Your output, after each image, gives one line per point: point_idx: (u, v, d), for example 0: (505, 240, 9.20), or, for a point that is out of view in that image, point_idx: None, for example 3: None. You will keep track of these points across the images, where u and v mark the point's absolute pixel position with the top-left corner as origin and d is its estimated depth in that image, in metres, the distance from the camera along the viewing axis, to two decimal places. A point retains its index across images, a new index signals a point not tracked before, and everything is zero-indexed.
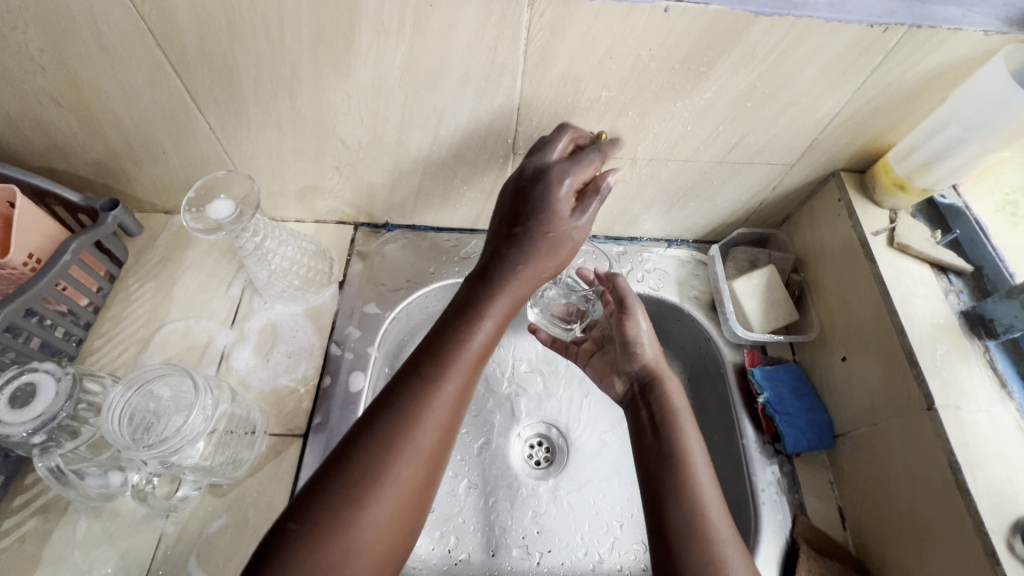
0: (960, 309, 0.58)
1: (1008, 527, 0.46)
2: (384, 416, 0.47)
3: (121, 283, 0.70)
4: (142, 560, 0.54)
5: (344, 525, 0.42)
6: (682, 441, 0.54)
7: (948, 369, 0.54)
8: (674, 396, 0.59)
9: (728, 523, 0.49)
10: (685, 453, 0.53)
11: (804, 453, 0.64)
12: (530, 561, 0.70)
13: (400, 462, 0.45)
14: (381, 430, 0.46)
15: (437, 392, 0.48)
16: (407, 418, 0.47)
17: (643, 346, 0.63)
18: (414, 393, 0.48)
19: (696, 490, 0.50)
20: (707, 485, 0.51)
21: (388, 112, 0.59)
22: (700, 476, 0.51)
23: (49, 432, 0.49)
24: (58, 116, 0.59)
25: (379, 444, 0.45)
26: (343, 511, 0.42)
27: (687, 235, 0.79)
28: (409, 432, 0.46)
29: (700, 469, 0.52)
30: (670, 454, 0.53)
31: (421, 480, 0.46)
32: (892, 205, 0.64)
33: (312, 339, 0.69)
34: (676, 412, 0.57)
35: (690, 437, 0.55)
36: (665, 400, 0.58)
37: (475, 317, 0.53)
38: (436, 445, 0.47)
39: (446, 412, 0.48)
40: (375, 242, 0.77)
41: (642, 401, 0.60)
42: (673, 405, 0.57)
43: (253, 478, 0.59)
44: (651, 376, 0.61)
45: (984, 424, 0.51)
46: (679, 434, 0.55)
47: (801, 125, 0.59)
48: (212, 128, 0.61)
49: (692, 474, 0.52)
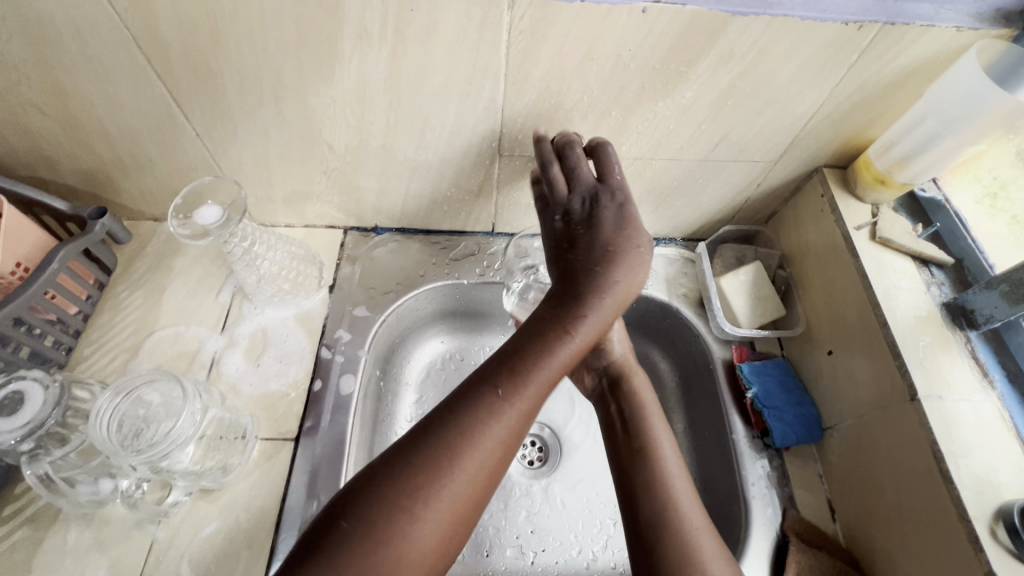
0: (941, 300, 0.59)
1: (992, 514, 0.47)
2: (452, 423, 0.43)
3: (110, 291, 0.70)
4: (134, 567, 0.54)
5: (395, 533, 0.38)
6: (654, 435, 0.55)
7: (930, 360, 0.55)
8: (641, 390, 0.61)
9: (696, 503, 0.50)
10: (655, 448, 0.54)
11: (792, 447, 0.65)
12: (525, 561, 0.70)
13: (462, 475, 0.41)
14: (450, 435, 0.42)
15: (510, 407, 0.44)
16: (476, 426, 0.43)
17: (612, 342, 0.64)
18: (483, 405, 0.44)
19: (665, 483, 0.51)
20: (678, 475, 0.52)
21: (374, 115, 0.59)
22: (672, 470, 0.52)
23: (37, 439, 0.49)
24: (44, 125, 0.59)
25: (445, 452, 0.41)
26: (395, 518, 0.38)
27: (675, 233, 0.80)
28: (479, 443, 0.42)
29: (669, 459, 0.53)
30: (638, 449, 0.55)
31: (478, 498, 0.42)
32: (874, 200, 0.65)
33: (303, 344, 0.69)
34: (645, 411, 0.58)
35: (658, 427, 0.56)
36: (632, 394, 0.60)
37: (563, 330, 0.48)
38: (498, 461, 0.43)
39: (517, 429, 0.44)
40: (364, 246, 0.77)
41: (614, 398, 0.62)
42: (644, 403, 0.59)
43: (245, 483, 0.59)
44: (622, 372, 0.63)
45: (966, 413, 0.52)
46: (649, 430, 0.56)
47: (782, 122, 0.60)
48: (199, 135, 0.62)
49: (662, 465, 0.52)
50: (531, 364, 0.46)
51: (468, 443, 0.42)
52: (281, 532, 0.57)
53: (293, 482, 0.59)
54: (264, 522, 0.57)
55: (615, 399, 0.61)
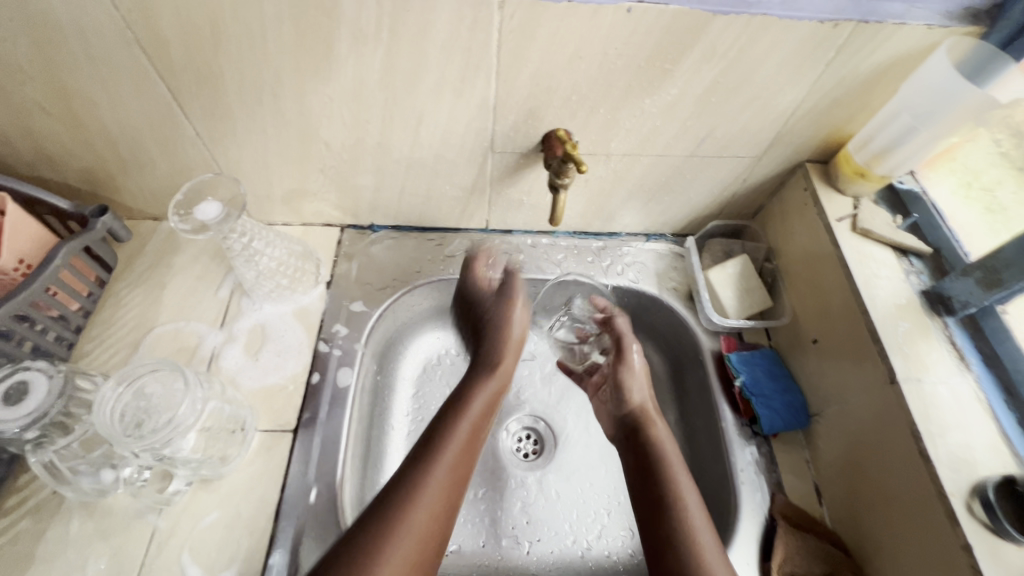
0: (920, 288, 0.61)
1: (968, 490, 0.48)
2: (389, 497, 0.52)
3: (111, 288, 0.71)
4: (136, 557, 0.55)
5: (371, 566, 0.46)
6: (678, 485, 0.58)
7: (909, 345, 0.56)
8: (662, 437, 0.63)
9: (716, 543, 0.53)
10: (680, 498, 0.56)
11: (780, 433, 0.67)
12: (520, 550, 0.71)
13: (415, 516, 0.51)
14: (391, 509, 0.50)
15: (434, 465, 0.55)
16: (410, 489, 0.52)
17: (631, 391, 0.68)
18: (426, 468, 0.54)
19: (691, 532, 0.53)
20: (702, 527, 0.54)
21: (369, 114, 0.61)
22: (697, 522, 0.54)
23: (43, 428, 0.50)
24: (47, 125, 0.60)
25: (392, 508, 0.51)
26: (363, 567, 0.46)
27: (664, 229, 0.82)
28: (425, 487, 0.53)
29: (692, 504, 0.56)
30: (663, 493, 0.57)
31: (437, 525, 0.52)
32: (855, 192, 0.67)
33: (301, 338, 0.70)
34: (667, 460, 0.60)
35: (681, 477, 0.58)
36: (653, 440, 0.63)
37: (459, 408, 0.60)
38: (442, 502, 0.53)
39: (444, 484, 0.54)
40: (361, 243, 0.79)
41: (635, 446, 0.64)
42: (665, 451, 0.61)
43: (245, 473, 0.60)
44: (643, 419, 0.66)
45: (943, 394, 0.54)
46: (674, 481, 0.58)
47: (765, 118, 0.62)
48: (199, 134, 0.63)
49: (686, 518, 0.55)
50: (447, 430, 0.58)
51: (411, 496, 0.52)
52: (282, 519, 0.58)
53: (292, 471, 0.60)
54: (264, 511, 0.58)
55: (637, 445, 0.64)
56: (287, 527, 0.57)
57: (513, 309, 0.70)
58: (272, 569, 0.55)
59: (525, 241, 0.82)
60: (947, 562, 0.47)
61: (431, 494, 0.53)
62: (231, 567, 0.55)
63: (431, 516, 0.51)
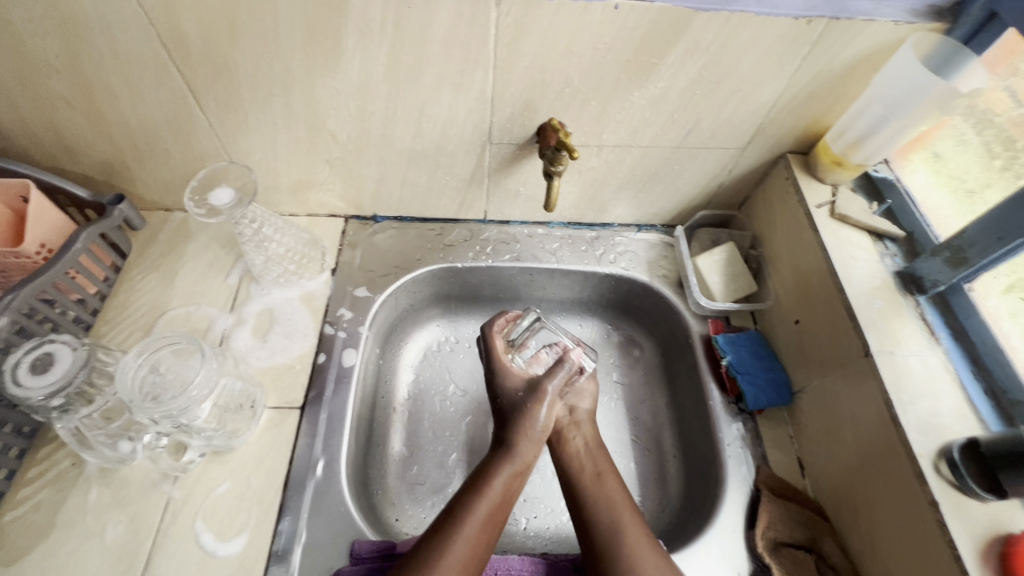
0: (894, 269, 0.65)
1: (935, 452, 0.52)
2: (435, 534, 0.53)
3: (126, 274, 0.75)
4: (151, 524, 0.58)
5: None
6: (604, 486, 0.61)
7: (883, 321, 0.60)
8: (586, 430, 0.68)
9: (642, 532, 0.56)
10: (609, 497, 0.60)
11: (765, 410, 0.70)
12: (518, 526, 0.74)
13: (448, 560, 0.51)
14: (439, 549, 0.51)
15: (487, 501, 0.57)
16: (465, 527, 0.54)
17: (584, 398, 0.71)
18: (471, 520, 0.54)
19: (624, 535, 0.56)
20: (631, 525, 0.57)
21: (374, 106, 0.65)
22: (626, 525, 0.57)
23: (67, 396, 0.53)
24: (69, 117, 0.64)
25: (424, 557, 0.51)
26: None
27: (655, 219, 0.85)
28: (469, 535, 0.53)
29: (619, 501, 0.59)
30: (592, 496, 0.60)
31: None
32: (834, 180, 0.71)
33: (307, 321, 0.73)
34: (600, 468, 0.63)
35: (609, 481, 0.62)
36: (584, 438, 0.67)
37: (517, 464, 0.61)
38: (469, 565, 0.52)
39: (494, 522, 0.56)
40: (365, 233, 0.82)
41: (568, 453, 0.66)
42: (597, 456, 0.65)
43: (255, 447, 0.63)
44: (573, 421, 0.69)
45: (915, 367, 0.57)
46: (603, 482, 0.61)
47: (747, 109, 0.66)
48: (212, 126, 0.67)
49: (611, 494, 0.60)
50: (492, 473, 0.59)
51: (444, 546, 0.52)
52: (290, 489, 0.61)
53: (300, 445, 0.63)
54: (273, 482, 0.61)
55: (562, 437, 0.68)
56: (295, 496, 0.60)
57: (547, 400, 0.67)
58: (282, 534, 0.58)
59: (521, 231, 0.85)
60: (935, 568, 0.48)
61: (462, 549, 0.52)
62: (242, 533, 0.58)
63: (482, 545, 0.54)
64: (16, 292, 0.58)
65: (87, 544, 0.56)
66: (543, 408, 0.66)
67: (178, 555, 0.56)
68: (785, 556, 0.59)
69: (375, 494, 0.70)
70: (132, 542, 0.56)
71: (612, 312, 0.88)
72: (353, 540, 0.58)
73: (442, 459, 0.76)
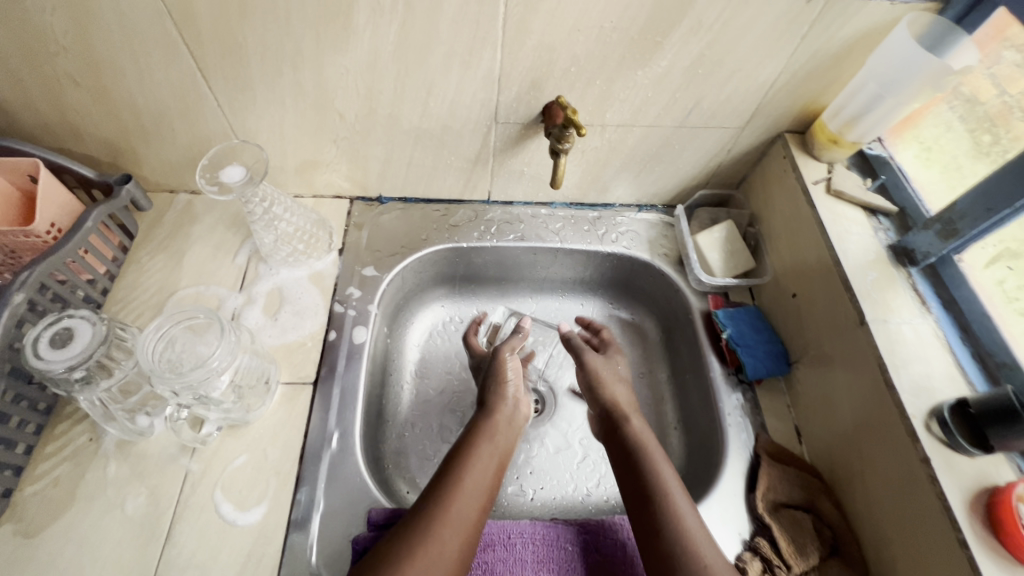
0: (887, 243, 0.67)
1: (926, 412, 0.54)
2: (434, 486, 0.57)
3: (133, 255, 0.75)
4: (171, 495, 0.59)
5: (425, 550, 0.51)
6: (674, 514, 0.56)
7: (876, 292, 0.63)
8: (639, 430, 0.65)
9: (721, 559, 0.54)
10: (673, 512, 0.56)
11: (763, 380, 0.73)
12: (525, 497, 0.76)
13: (461, 507, 0.55)
14: (440, 498, 0.55)
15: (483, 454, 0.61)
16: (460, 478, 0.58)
17: (608, 387, 0.71)
18: (465, 473, 0.58)
19: (695, 553, 0.53)
20: (701, 542, 0.54)
21: (382, 85, 0.65)
22: (699, 546, 0.54)
23: (90, 368, 0.53)
24: (77, 97, 0.64)
25: (437, 503, 0.55)
26: (425, 530, 0.52)
27: (655, 200, 0.87)
28: (467, 487, 0.57)
29: (695, 528, 0.55)
30: (659, 525, 0.56)
31: (478, 521, 0.56)
32: (829, 158, 0.73)
33: (316, 300, 0.74)
34: (666, 486, 0.58)
35: (681, 505, 0.57)
36: (632, 438, 0.64)
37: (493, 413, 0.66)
38: (479, 510, 0.56)
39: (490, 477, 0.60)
40: (371, 213, 0.83)
41: (629, 466, 0.62)
42: (650, 449, 0.62)
43: (270, 421, 0.64)
44: (620, 414, 0.68)
45: (907, 334, 0.60)
46: (669, 503, 0.57)
47: (746, 88, 0.68)
48: (220, 105, 0.67)
49: (670, 502, 0.57)
50: (485, 428, 0.64)
51: (452, 493, 0.56)
52: (306, 461, 0.62)
53: (314, 420, 0.65)
54: (289, 453, 0.62)
55: (617, 442, 0.65)
56: (311, 468, 0.62)
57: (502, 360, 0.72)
58: (300, 504, 0.60)
59: (525, 212, 0.87)
60: (928, 518, 0.51)
61: (470, 496, 0.56)
62: (261, 503, 0.59)
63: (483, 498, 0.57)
64: (31, 269, 0.59)
65: (109, 515, 0.57)
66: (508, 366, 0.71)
67: (199, 524, 0.57)
68: (784, 516, 0.61)
69: (387, 468, 0.71)
70: (153, 512, 0.58)
71: (612, 291, 0.91)
72: (369, 508, 0.60)
73: (449, 433, 0.78)
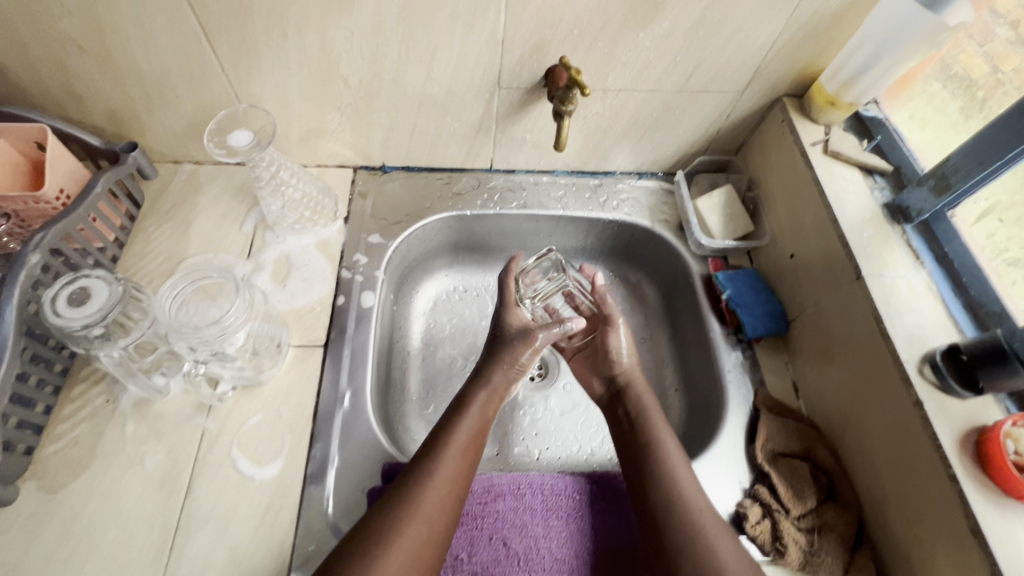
0: (883, 201, 0.69)
1: (919, 358, 0.57)
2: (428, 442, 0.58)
3: (140, 224, 0.76)
4: (189, 453, 0.60)
5: (415, 500, 0.52)
6: (674, 477, 0.58)
7: (873, 247, 0.64)
8: (647, 398, 0.68)
9: (716, 516, 0.55)
10: (672, 472, 0.58)
11: (762, 339, 0.75)
12: (531, 457, 0.78)
13: (447, 462, 0.56)
14: (428, 452, 0.57)
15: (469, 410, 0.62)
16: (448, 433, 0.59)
17: (621, 355, 0.73)
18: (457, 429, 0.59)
19: (689, 507, 0.56)
20: (696, 498, 0.56)
21: (387, 49, 0.66)
22: (698, 506, 0.56)
23: (107, 325, 0.54)
24: (81, 63, 0.64)
25: (426, 457, 0.56)
26: (414, 481, 0.54)
27: (655, 167, 0.88)
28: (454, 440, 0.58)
29: (686, 484, 0.57)
30: (657, 484, 0.58)
31: (465, 476, 0.56)
32: (828, 121, 0.74)
33: (324, 266, 0.76)
34: (667, 451, 0.61)
35: (676, 464, 0.59)
36: (639, 406, 0.67)
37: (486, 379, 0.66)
38: (467, 463, 0.57)
39: (474, 429, 0.60)
40: (374, 182, 0.84)
41: (633, 436, 0.64)
42: (653, 419, 0.65)
43: (283, 382, 0.66)
44: (630, 385, 0.70)
45: (902, 287, 0.62)
46: (667, 464, 0.59)
47: (746, 51, 0.69)
48: (225, 71, 0.67)
49: (666, 462, 0.59)
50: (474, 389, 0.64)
51: (440, 447, 0.57)
52: (319, 419, 0.64)
53: (325, 380, 0.66)
54: (303, 412, 0.64)
55: (625, 408, 0.68)
56: (324, 426, 0.63)
57: (523, 346, 0.67)
58: (315, 459, 0.61)
59: (527, 179, 0.88)
60: (919, 457, 0.54)
61: (455, 447, 0.57)
62: (277, 459, 0.61)
63: (468, 449, 0.58)
64: (44, 232, 0.60)
65: (129, 472, 0.59)
66: (528, 351, 0.67)
67: (218, 479, 0.59)
68: (783, 465, 0.63)
69: (397, 429, 0.73)
70: (172, 469, 0.59)
71: (613, 259, 0.92)
72: (383, 462, 0.62)
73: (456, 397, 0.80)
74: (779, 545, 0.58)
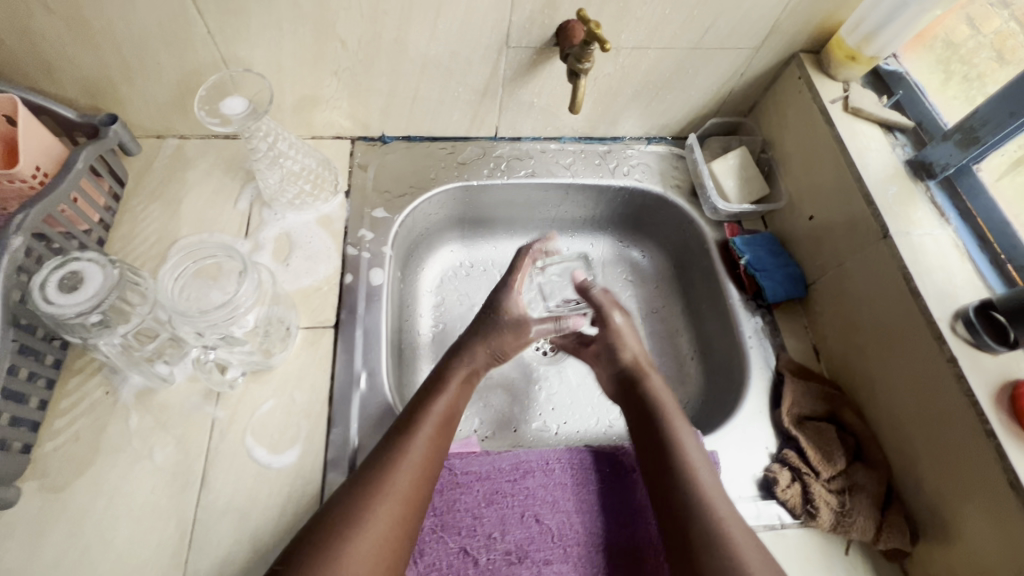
0: (905, 158, 0.67)
1: (951, 315, 0.56)
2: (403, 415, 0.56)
3: (125, 204, 0.71)
4: (200, 444, 0.57)
5: (386, 474, 0.50)
6: (690, 471, 0.53)
7: (898, 205, 0.63)
8: (659, 391, 0.62)
9: (742, 524, 0.50)
10: (693, 470, 0.54)
11: (781, 303, 0.74)
12: (550, 432, 0.77)
13: (421, 434, 0.54)
14: (404, 424, 0.54)
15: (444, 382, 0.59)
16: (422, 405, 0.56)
17: (625, 346, 0.67)
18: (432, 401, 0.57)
19: (709, 505, 0.51)
20: (718, 498, 0.52)
21: (388, 5, 0.61)
22: (721, 510, 0.51)
23: (104, 312, 0.50)
24: (48, 26, 0.58)
25: (399, 431, 0.54)
26: (389, 457, 0.51)
27: (665, 131, 0.86)
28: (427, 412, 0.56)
29: (708, 485, 0.53)
30: (676, 479, 0.53)
31: (433, 456, 0.53)
32: (846, 77, 0.72)
33: (328, 243, 0.72)
34: (686, 448, 0.55)
35: (697, 462, 0.54)
36: (652, 398, 0.61)
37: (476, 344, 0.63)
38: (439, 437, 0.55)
39: (448, 403, 0.58)
40: (374, 153, 0.80)
41: (648, 429, 0.58)
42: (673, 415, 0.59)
43: (294, 365, 0.62)
44: (638, 374, 0.64)
45: (930, 244, 0.61)
46: (687, 461, 0.54)
47: (766, 3, 0.66)
48: (210, 33, 0.62)
49: (687, 460, 0.54)
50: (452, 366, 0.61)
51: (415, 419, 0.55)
52: (336, 402, 0.61)
53: (339, 362, 0.63)
54: (318, 396, 0.61)
55: (635, 402, 0.62)
56: (342, 409, 0.60)
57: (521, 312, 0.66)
58: (334, 443, 0.59)
59: (534, 147, 0.84)
60: (947, 410, 0.54)
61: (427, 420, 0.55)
62: (295, 446, 0.58)
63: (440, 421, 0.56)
64: (26, 211, 0.55)
65: (137, 466, 0.56)
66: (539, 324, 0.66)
67: (233, 469, 0.56)
68: (809, 428, 0.63)
69: None
70: (183, 461, 0.56)
71: (622, 228, 0.89)
72: None
73: None
74: (810, 507, 0.58)
